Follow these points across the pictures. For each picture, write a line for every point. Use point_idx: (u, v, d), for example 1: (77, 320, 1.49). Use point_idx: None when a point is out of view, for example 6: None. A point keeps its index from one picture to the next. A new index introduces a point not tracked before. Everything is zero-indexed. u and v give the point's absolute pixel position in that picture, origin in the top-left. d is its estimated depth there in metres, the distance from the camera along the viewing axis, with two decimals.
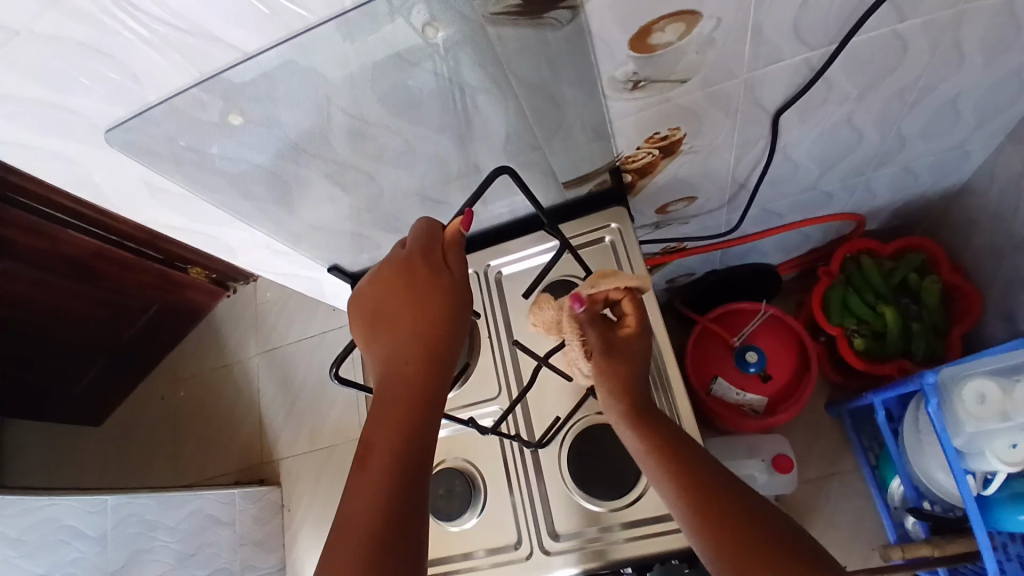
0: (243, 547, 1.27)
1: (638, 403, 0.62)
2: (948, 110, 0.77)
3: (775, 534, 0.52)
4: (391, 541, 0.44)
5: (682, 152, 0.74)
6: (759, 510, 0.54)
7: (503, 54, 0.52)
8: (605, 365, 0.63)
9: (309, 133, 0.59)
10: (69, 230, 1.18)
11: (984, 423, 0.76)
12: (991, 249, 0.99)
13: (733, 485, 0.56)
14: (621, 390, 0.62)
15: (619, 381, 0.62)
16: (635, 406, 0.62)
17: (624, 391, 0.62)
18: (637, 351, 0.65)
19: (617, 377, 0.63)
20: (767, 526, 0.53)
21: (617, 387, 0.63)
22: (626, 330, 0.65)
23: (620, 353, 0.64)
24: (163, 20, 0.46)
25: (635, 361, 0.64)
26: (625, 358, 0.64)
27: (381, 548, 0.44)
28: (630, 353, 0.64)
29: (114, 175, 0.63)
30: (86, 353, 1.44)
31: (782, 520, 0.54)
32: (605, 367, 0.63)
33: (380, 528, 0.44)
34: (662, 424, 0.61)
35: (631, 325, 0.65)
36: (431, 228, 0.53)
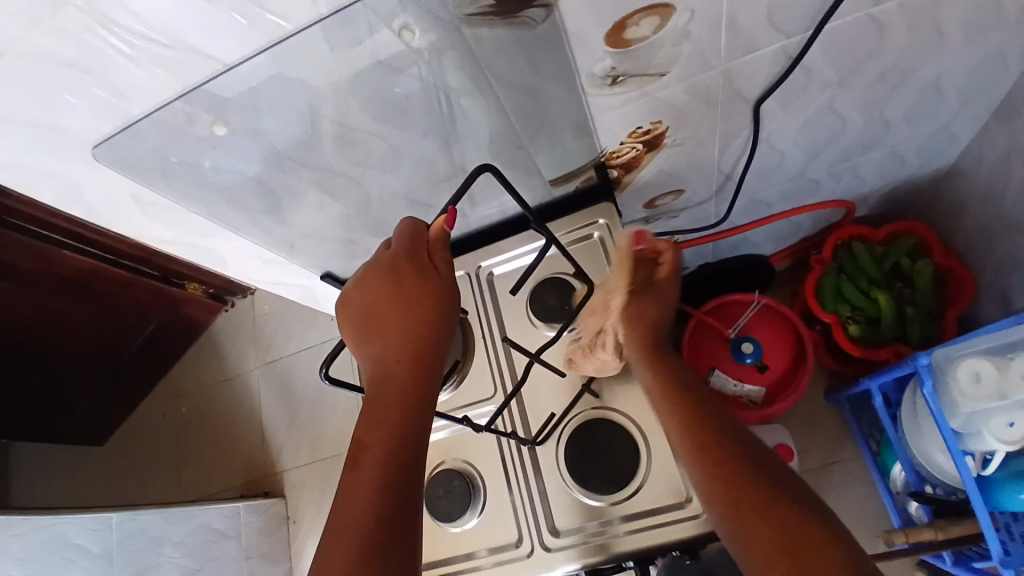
0: (249, 560, 1.28)
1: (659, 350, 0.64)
2: (930, 92, 0.78)
3: (782, 490, 0.50)
4: (386, 539, 0.44)
5: (666, 145, 0.74)
6: (769, 468, 0.52)
7: (482, 53, 0.52)
8: (640, 304, 0.66)
9: (293, 141, 0.59)
10: (65, 252, 1.19)
11: (981, 403, 0.76)
12: (982, 229, 1.00)
13: (745, 444, 0.55)
14: (647, 332, 0.65)
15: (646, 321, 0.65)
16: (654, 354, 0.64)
17: (648, 335, 0.65)
18: (667, 298, 0.67)
19: (645, 317, 0.65)
20: (775, 486, 0.50)
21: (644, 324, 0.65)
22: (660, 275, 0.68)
23: (656, 296, 0.67)
24: (143, 35, 0.46)
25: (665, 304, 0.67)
26: (658, 301, 0.67)
27: (375, 546, 0.44)
28: (659, 297, 0.67)
29: (104, 192, 0.64)
30: (86, 373, 1.45)
31: (793, 479, 0.51)
32: (642, 304, 0.66)
33: (375, 525, 0.44)
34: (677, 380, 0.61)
35: (666, 269, 0.68)
36: (415, 230, 0.54)
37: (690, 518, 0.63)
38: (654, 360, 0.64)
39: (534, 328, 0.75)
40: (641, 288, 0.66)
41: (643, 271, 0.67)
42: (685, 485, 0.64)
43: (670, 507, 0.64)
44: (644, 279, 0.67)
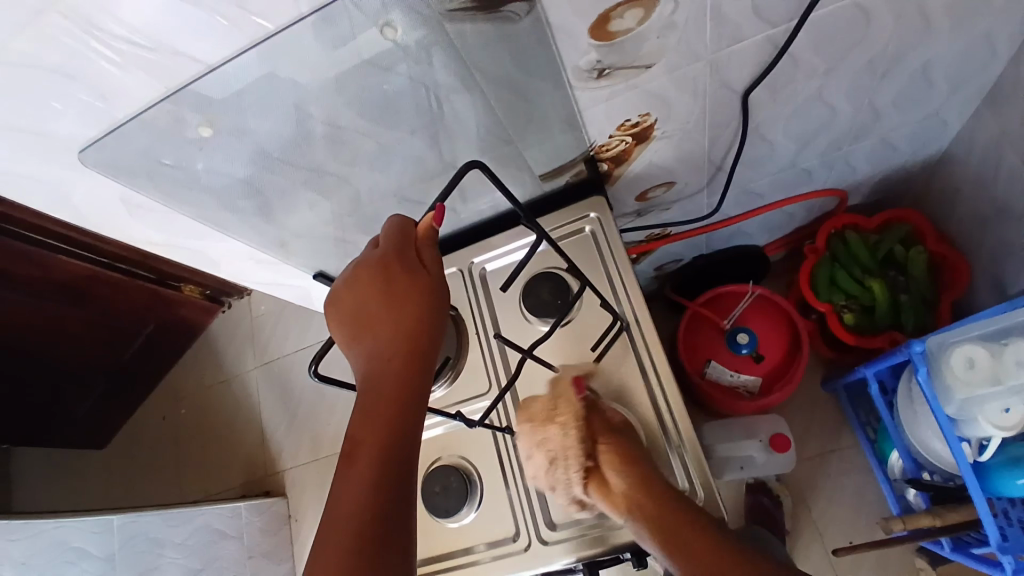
0: (251, 559, 1.28)
1: (661, 494, 0.61)
2: (918, 79, 0.77)
3: None
4: (380, 533, 0.45)
5: (655, 138, 0.74)
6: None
7: (465, 48, 0.52)
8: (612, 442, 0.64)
9: (280, 141, 0.59)
10: (59, 256, 1.18)
11: (975, 389, 0.76)
12: (974, 214, 0.99)
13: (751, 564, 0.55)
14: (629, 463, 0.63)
15: (626, 461, 0.63)
16: (656, 499, 0.60)
17: (642, 480, 0.62)
18: (634, 439, 0.65)
19: (626, 457, 0.63)
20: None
21: (632, 468, 0.63)
22: (616, 419, 0.66)
23: (625, 438, 0.65)
24: (126, 38, 0.46)
25: (639, 445, 0.65)
26: (630, 442, 0.64)
27: (370, 540, 0.44)
28: (630, 436, 0.65)
29: (92, 196, 0.64)
30: (85, 378, 1.45)
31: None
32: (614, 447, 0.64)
33: (369, 520, 0.45)
34: (681, 519, 0.59)
35: (620, 414, 0.67)
36: (403, 227, 0.54)
37: None
38: (658, 506, 0.60)
39: (527, 323, 0.75)
40: (607, 428, 0.65)
41: (597, 417, 0.66)
42: (679, 476, 0.66)
43: None
44: (603, 423, 0.66)
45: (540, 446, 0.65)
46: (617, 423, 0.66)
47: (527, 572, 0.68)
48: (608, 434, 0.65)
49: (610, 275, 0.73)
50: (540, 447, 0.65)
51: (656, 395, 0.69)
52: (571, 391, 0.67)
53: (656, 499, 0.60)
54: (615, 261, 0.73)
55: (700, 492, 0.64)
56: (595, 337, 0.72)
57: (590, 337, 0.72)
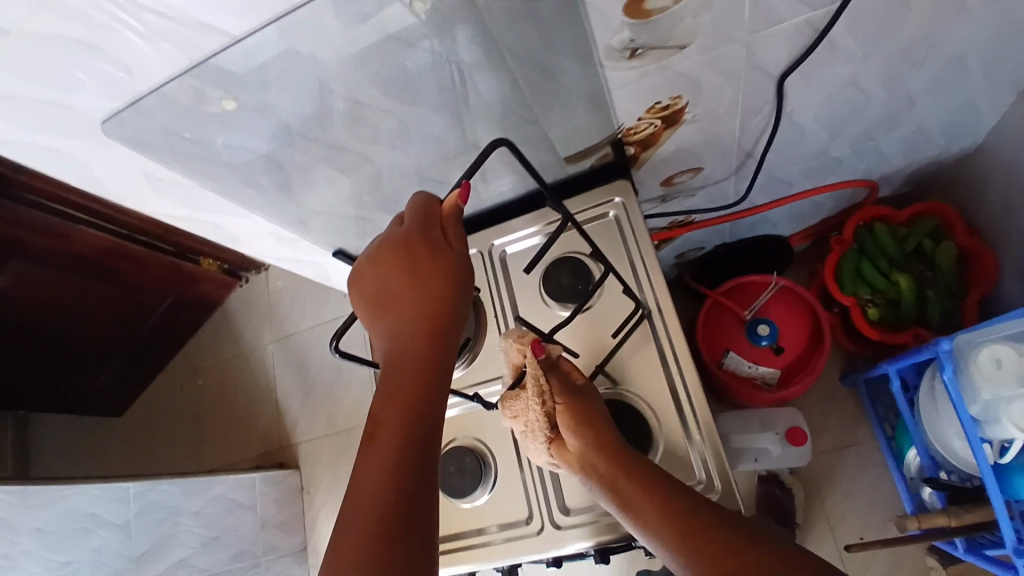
0: (265, 529, 1.31)
1: (617, 450, 0.62)
2: (960, 66, 0.74)
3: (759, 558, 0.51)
4: (404, 513, 0.44)
5: (684, 122, 0.72)
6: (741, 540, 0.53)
7: (493, 25, 0.51)
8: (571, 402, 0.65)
9: (303, 117, 0.58)
10: (80, 227, 1.19)
11: (1002, 389, 0.74)
12: (1008, 210, 0.96)
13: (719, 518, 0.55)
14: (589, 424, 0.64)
15: (586, 423, 0.64)
16: (612, 455, 0.62)
17: (599, 442, 0.63)
18: (596, 398, 0.66)
19: (586, 419, 0.64)
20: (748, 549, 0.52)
21: (590, 429, 0.64)
22: (579, 380, 0.68)
23: (585, 398, 0.66)
24: (150, 8, 0.45)
25: (599, 406, 0.65)
26: (589, 401, 0.66)
27: (393, 519, 0.44)
28: (590, 396, 0.66)
29: (114, 169, 0.64)
30: (105, 348, 1.47)
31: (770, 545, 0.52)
32: (572, 407, 0.65)
33: (392, 500, 0.44)
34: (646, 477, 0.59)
35: (582, 376, 0.68)
36: (427, 206, 0.53)
37: None
38: (614, 463, 0.61)
39: (546, 307, 0.75)
40: (564, 390, 0.66)
41: (558, 381, 0.66)
42: (696, 467, 0.65)
43: None
44: (563, 385, 0.66)
45: (506, 412, 0.66)
46: (576, 384, 0.67)
47: (539, 555, 0.68)
48: (568, 395, 0.66)
49: (633, 262, 0.72)
50: (508, 412, 0.66)
51: (676, 384, 0.67)
52: (532, 354, 0.66)
53: (614, 455, 0.62)
54: (639, 247, 0.72)
55: (718, 483, 0.63)
56: (616, 324, 0.71)
57: (610, 323, 0.72)
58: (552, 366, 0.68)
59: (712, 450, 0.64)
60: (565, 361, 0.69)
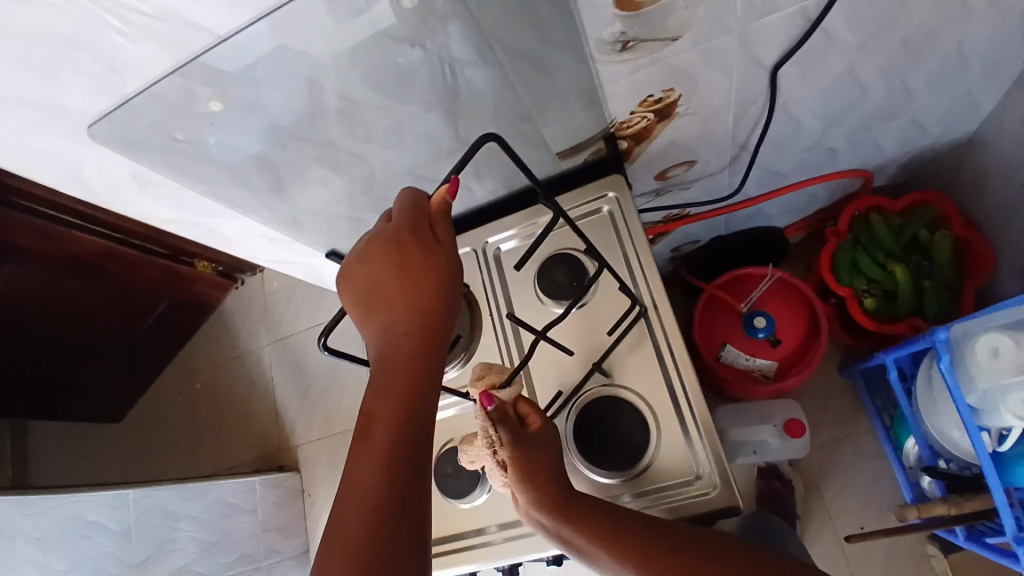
0: (266, 532, 1.31)
1: (563, 496, 0.58)
2: (956, 56, 0.74)
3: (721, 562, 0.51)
4: (399, 509, 0.43)
5: (678, 114, 0.71)
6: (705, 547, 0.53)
7: (484, 21, 0.50)
8: (522, 455, 0.60)
9: (292, 116, 0.57)
10: (73, 232, 1.18)
11: (999, 378, 0.74)
12: (1004, 199, 0.96)
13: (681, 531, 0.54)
14: (536, 477, 0.59)
15: (534, 475, 0.59)
16: (558, 504, 0.58)
17: (543, 496, 0.58)
18: (551, 447, 0.62)
19: (533, 470, 0.59)
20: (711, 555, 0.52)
21: (535, 480, 0.59)
22: (533, 428, 0.62)
23: (534, 450, 0.61)
24: (135, 9, 0.45)
25: (554, 458, 0.61)
26: (542, 451, 0.61)
27: (387, 515, 0.43)
28: (544, 445, 0.61)
29: (103, 171, 0.64)
30: (100, 353, 1.46)
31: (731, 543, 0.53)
32: (521, 461, 0.60)
33: (385, 496, 0.43)
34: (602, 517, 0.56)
35: (537, 420, 0.63)
36: (416, 201, 0.52)
37: (701, 495, 0.63)
38: (558, 511, 0.57)
39: (542, 304, 0.74)
40: (514, 442, 0.60)
41: (509, 432, 0.61)
42: (695, 463, 0.65)
43: (682, 485, 0.64)
44: (514, 435, 0.61)
45: (464, 457, 0.64)
46: (529, 432, 0.62)
47: (538, 553, 0.67)
48: (516, 447, 0.60)
49: (628, 258, 0.71)
50: (466, 459, 0.64)
51: (673, 379, 0.67)
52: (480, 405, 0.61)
53: (554, 504, 0.58)
54: (634, 242, 0.72)
55: (717, 480, 0.63)
56: (612, 319, 0.71)
57: (606, 320, 0.71)
58: (504, 414, 0.62)
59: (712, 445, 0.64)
60: (520, 404, 0.63)
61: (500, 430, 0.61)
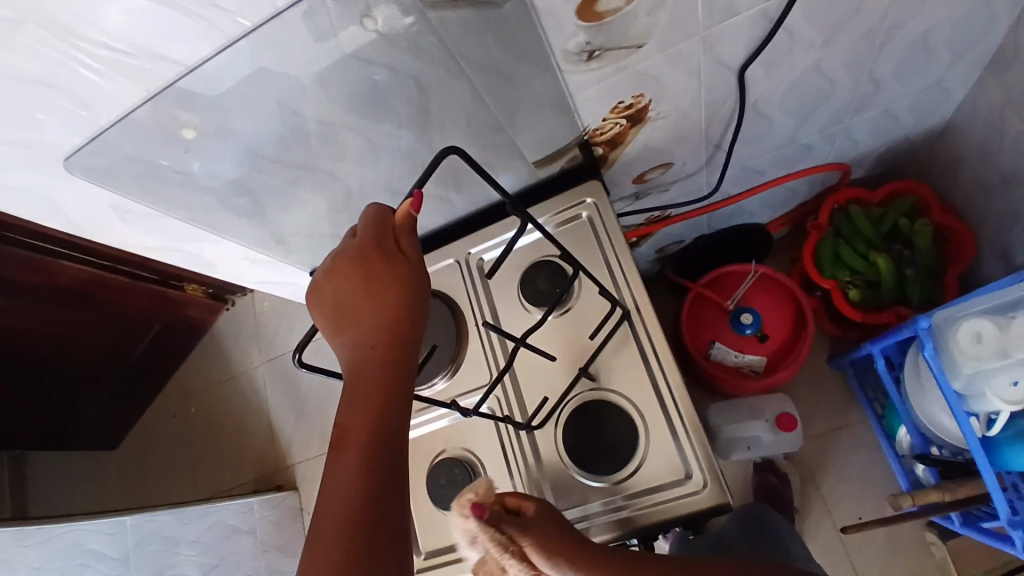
0: (267, 552, 1.30)
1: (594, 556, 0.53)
2: (920, 46, 0.75)
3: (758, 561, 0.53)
4: (376, 517, 0.44)
5: (650, 119, 0.72)
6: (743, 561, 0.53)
7: (449, 37, 0.51)
8: (540, 538, 0.54)
9: (265, 140, 0.58)
10: (58, 261, 1.17)
11: (982, 363, 0.75)
12: (981, 184, 0.97)
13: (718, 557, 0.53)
14: (563, 548, 0.54)
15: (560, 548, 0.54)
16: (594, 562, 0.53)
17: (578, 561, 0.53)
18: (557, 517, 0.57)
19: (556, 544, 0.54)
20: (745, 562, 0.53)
21: (558, 549, 0.54)
22: (528, 510, 0.56)
23: (548, 527, 0.55)
24: (104, 44, 0.46)
25: (566, 528, 0.56)
26: (551, 525, 0.55)
27: (364, 524, 0.43)
28: (550, 520, 0.56)
29: (83, 203, 0.64)
30: (94, 383, 1.46)
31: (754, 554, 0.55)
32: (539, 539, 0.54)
33: (363, 505, 0.44)
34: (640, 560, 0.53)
35: (530, 503, 0.57)
36: (379, 215, 0.52)
37: (692, 494, 0.64)
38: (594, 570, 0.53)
39: (525, 311, 0.75)
40: (528, 530, 0.54)
41: (511, 523, 0.55)
42: (684, 462, 0.65)
43: (671, 485, 0.65)
44: (521, 526, 0.55)
45: None
46: (534, 516, 0.56)
47: None
48: (532, 534, 0.54)
49: (608, 261, 0.72)
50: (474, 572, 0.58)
51: (658, 379, 0.68)
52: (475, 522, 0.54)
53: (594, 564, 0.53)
54: (613, 246, 0.72)
55: (706, 479, 0.64)
56: (595, 323, 0.72)
57: (589, 324, 0.72)
58: (497, 514, 0.55)
59: (701, 444, 0.64)
60: (506, 496, 0.57)
61: (505, 530, 0.54)
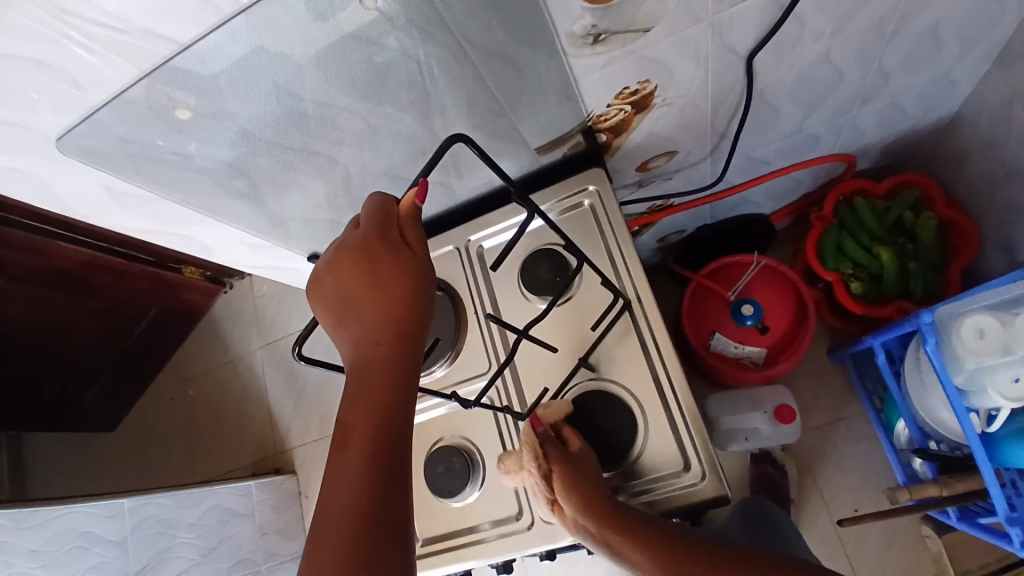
0: (264, 536, 1.30)
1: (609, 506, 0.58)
2: (932, 37, 0.73)
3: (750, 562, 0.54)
4: (379, 515, 0.43)
5: (655, 106, 0.71)
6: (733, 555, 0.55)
7: (450, 18, 0.49)
8: (572, 471, 0.61)
9: (262, 123, 0.57)
10: (58, 242, 1.16)
11: (986, 358, 0.74)
12: (987, 178, 0.96)
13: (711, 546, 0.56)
14: (584, 487, 0.60)
15: (583, 486, 0.60)
16: (607, 509, 0.58)
17: (588, 503, 0.59)
18: (592, 464, 0.63)
19: (581, 482, 0.60)
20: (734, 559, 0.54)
21: (581, 488, 0.60)
22: (574, 446, 0.64)
23: (582, 465, 0.62)
24: (95, 20, 0.45)
25: (597, 473, 0.62)
26: (588, 465, 0.62)
27: (367, 523, 0.43)
28: (589, 461, 0.63)
29: (77, 185, 0.63)
30: (91, 365, 1.45)
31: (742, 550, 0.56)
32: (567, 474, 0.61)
33: (367, 503, 0.43)
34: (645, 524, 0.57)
35: (578, 441, 0.65)
36: (383, 206, 0.51)
37: (690, 487, 0.64)
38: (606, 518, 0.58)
39: (526, 301, 0.74)
40: (564, 461, 0.62)
41: (553, 449, 0.63)
42: (683, 454, 0.65)
43: (669, 476, 0.65)
44: (559, 453, 0.63)
45: (502, 468, 0.66)
46: (575, 451, 0.64)
47: (532, 549, 0.68)
48: (567, 463, 0.62)
49: (610, 250, 0.71)
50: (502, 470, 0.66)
51: (659, 371, 0.67)
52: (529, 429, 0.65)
53: (600, 511, 0.58)
54: (616, 235, 0.72)
55: (705, 471, 0.63)
56: (596, 314, 0.71)
57: (590, 315, 0.71)
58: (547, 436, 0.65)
59: (700, 439, 0.64)
60: (563, 428, 0.66)
61: (546, 449, 0.63)
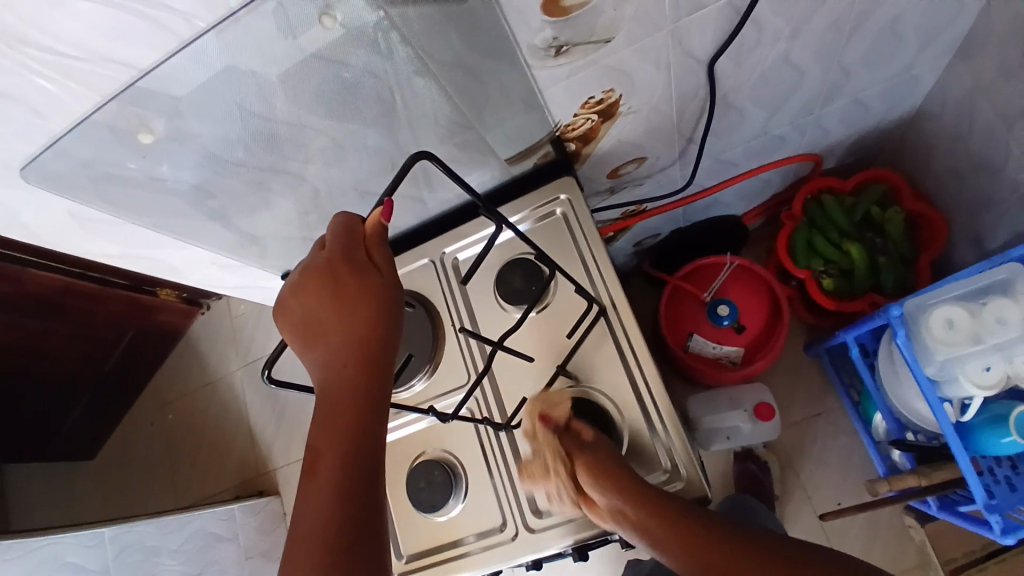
0: (250, 559, 1.28)
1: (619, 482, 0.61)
2: (888, 35, 0.76)
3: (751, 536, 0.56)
4: (352, 543, 0.44)
5: (621, 113, 0.72)
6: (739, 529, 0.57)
7: (412, 35, 0.50)
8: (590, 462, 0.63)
9: (227, 143, 0.57)
10: (30, 270, 1.14)
11: (956, 348, 0.76)
12: (949, 171, 0.99)
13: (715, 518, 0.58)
14: (600, 474, 0.62)
15: (601, 476, 0.62)
16: (620, 494, 0.60)
17: (608, 489, 0.61)
18: (608, 447, 0.65)
19: (599, 471, 0.62)
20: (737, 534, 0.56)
21: (600, 479, 0.62)
22: (587, 435, 0.66)
23: (597, 453, 0.64)
24: (52, 49, 0.44)
25: (613, 453, 0.64)
26: (603, 452, 0.64)
27: (338, 551, 0.43)
28: (603, 446, 0.65)
29: (42, 212, 0.62)
30: (67, 394, 1.42)
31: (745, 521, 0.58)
32: (586, 465, 0.63)
33: (338, 530, 0.44)
34: (653, 505, 0.59)
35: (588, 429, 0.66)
36: (348, 226, 0.51)
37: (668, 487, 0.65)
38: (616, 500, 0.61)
39: (502, 311, 0.74)
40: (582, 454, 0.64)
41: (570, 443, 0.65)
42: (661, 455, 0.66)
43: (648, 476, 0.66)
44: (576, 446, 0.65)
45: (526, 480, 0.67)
46: (588, 439, 0.65)
47: (518, 560, 0.68)
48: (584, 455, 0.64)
49: (584, 258, 0.72)
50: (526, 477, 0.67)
51: (635, 376, 0.68)
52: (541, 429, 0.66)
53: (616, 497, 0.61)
54: (588, 242, 0.72)
55: (683, 471, 0.64)
56: (571, 322, 0.71)
57: (566, 322, 0.71)
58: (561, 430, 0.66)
59: (678, 439, 0.65)
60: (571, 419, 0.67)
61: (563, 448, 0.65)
